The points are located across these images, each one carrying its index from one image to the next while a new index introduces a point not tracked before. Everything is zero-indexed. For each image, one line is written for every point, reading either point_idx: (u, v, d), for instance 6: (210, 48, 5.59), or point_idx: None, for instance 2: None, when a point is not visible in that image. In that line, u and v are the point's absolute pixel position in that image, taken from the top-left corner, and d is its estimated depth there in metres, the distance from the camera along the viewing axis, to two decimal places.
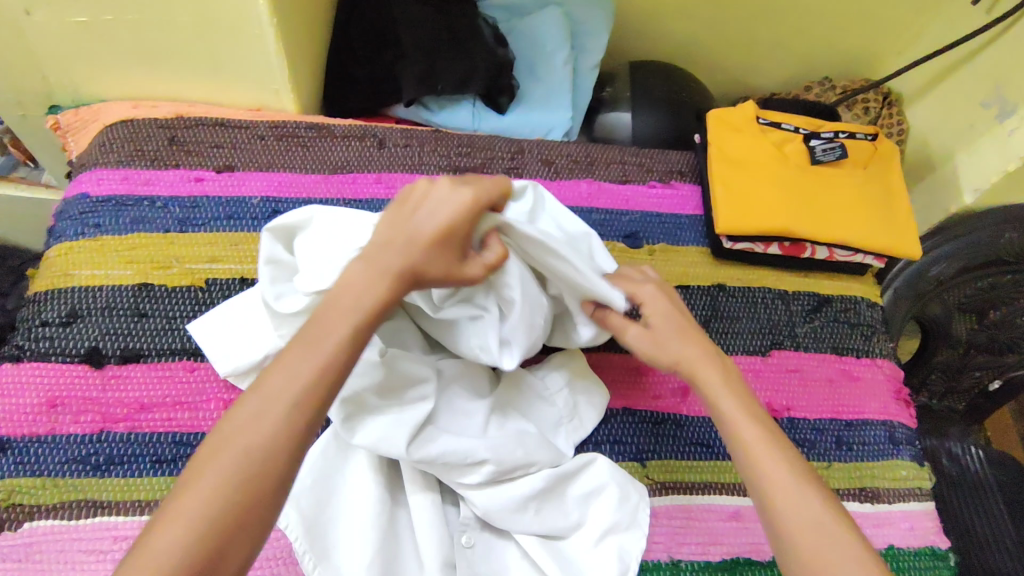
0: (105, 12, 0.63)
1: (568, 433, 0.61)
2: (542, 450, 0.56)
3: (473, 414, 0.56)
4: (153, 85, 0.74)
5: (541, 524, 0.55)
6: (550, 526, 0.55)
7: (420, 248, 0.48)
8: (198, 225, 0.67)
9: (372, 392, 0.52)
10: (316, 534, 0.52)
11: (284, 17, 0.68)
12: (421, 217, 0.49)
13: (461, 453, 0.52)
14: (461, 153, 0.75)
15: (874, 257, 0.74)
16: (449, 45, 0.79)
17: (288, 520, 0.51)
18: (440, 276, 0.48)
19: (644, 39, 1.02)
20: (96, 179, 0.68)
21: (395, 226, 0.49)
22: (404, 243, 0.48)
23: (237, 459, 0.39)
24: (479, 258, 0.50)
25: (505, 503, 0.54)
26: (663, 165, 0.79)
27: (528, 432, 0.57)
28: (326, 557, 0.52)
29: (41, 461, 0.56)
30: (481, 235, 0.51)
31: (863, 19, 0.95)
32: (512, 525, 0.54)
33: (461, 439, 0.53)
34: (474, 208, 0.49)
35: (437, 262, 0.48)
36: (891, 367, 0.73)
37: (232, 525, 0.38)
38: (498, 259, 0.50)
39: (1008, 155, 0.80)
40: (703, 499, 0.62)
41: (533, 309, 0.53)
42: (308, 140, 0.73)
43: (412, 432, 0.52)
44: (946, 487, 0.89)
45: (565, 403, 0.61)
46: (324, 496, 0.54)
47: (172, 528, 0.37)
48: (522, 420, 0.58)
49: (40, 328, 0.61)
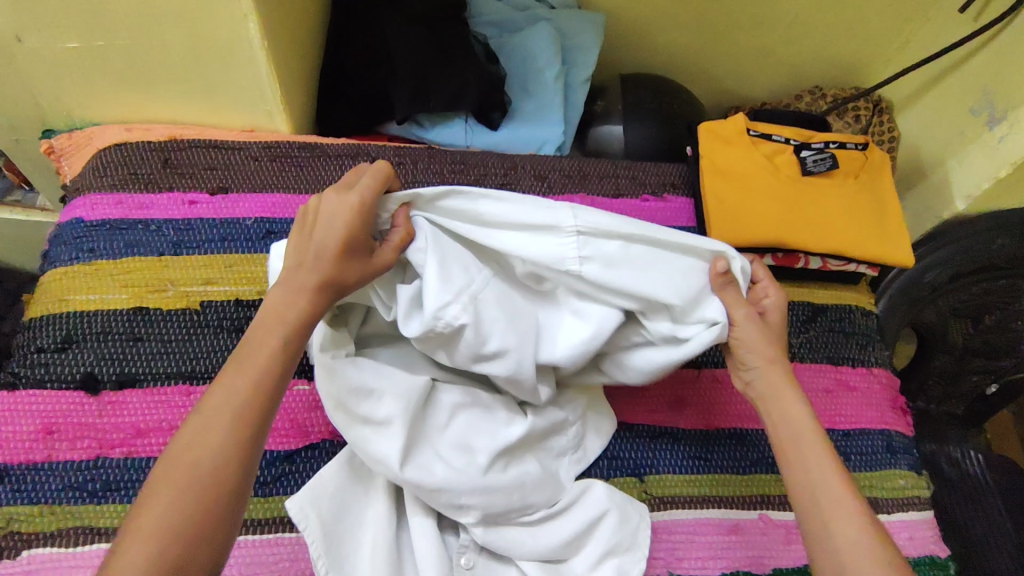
0: (97, 38, 0.64)
1: (571, 463, 0.61)
2: (541, 491, 0.56)
3: (479, 450, 0.55)
4: (146, 107, 0.74)
5: (536, 549, 0.55)
6: (548, 553, 0.56)
7: (330, 256, 0.49)
8: (193, 248, 0.67)
9: (358, 402, 0.51)
10: (333, 540, 0.52)
11: (276, 40, 0.68)
12: (319, 229, 0.50)
13: (446, 494, 0.52)
14: (455, 170, 0.76)
15: (868, 265, 0.75)
16: (440, 62, 0.80)
17: (308, 523, 0.51)
18: (361, 278, 0.50)
19: (635, 51, 1.02)
20: (89, 203, 0.68)
21: (301, 250, 0.50)
22: (315, 259, 0.49)
23: (200, 475, 0.40)
24: (387, 241, 0.51)
25: (498, 539, 0.55)
26: (656, 177, 0.80)
27: (529, 474, 0.56)
28: (339, 566, 0.51)
29: (38, 489, 0.56)
30: (388, 216, 0.53)
31: (851, 28, 0.96)
32: (510, 552, 0.55)
33: (454, 472, 0.53)
34: (364, 209, 0.50)
35: (353, 268, 0.49)
36: (886, 375, 0.74)
37: (191, 541, 0.38)
38: (404, 236, 0.51)
39: (999, 161, 0.81)
40: (702, 513, 0.62)
41: (451, 267, 0.52)
42: (302, 160, 0.73)
43: (404, 451, 0.52)
44: (944, 490, 0.89)
45: (575, 433, 0.61)
46: (342, 505, 0.54)
47: (131, 540, 0.37)
48: (529, 458, 0.57)
49: (35, 354, 0.61)
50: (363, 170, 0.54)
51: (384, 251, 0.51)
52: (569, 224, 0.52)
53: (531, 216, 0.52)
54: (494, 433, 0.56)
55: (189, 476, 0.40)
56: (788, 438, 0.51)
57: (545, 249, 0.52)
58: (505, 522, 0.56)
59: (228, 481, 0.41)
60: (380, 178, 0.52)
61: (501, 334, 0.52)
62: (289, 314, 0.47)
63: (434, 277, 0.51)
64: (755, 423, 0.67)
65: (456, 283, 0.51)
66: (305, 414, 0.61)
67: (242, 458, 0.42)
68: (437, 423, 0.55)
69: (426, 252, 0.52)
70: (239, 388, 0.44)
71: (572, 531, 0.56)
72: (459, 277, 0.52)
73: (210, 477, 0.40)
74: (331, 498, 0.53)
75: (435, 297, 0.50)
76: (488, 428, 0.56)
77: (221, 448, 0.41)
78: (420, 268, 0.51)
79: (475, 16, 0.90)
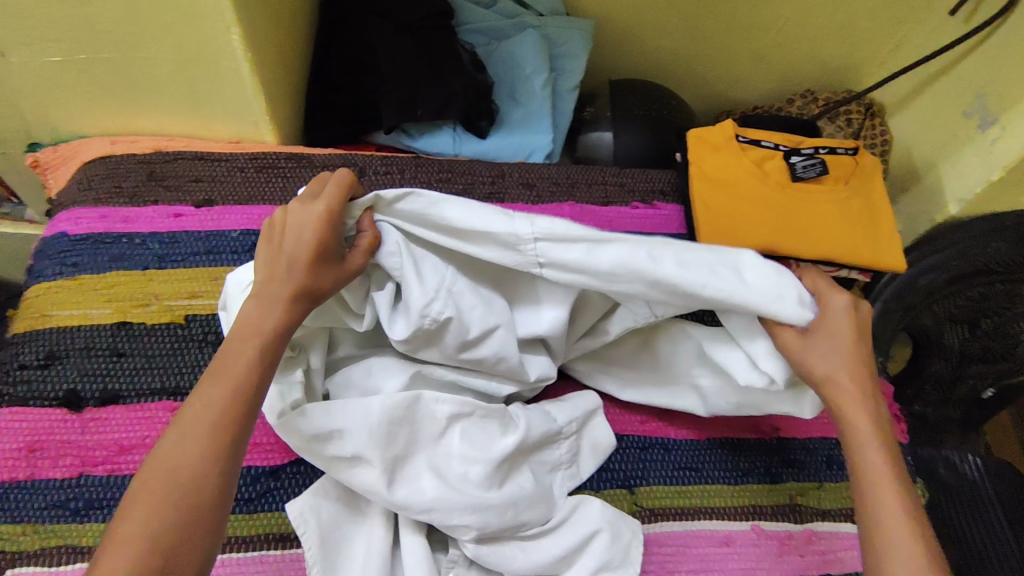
0: (80, 51, 0.63)
1: (563, 479, 0.60)
2: (534, 509, 0.56)
3: (473, 465, 0.54)
4: (132, 119, 0.74)
5: (527, 565, 0.55)
6: (544, 568, 0.55)
7: (301, 264, 0.49)
8: (177, 261, 0.67)
9: (336, 425, 0.52)
10: (327, 547, 0.53)
11: (261, 51, 0.68)
12: (289, 239, 0.50)
13: (437, 517, 0.52)
14: (442, 179, 0.75)
15: (859, 271, 0.74)
16: (427, 71, 0.79)
17: (306, 527, 0.53)
18: (335, 285, 0.51)
19: (626, 56, 1.02)
20: (73, 217, 0.68)
21: (272, 262, 0.50)
22: (288, 269, 0.49)
23: (180, 487, 0.40)
24: (356, 246, 0.52)
25: (494, 557, 0.54)
26: (645, 185, 0.79)
27: (522, 491, 0.55)
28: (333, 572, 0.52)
29: (20, 508, 0.56)
30: (354, 221, 0.53)
31: (841, 32, 0.96)
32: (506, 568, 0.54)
33: (445, 490, 0.52)
34: (331, 216, 0.50)
35: (327, 275, 0.50)
36: (880, 383, 0.73)
37: (169, 557, 0.39)
38: (372, 239, 0.52)
39: (991, 164, 0.80)
40: (693, 525, 0.61)
41: (423, 267, 0.54)
42: (288, 171, 0.73)
43: (390, 474, 0.53)
44: (943, 497, 0.87)
45: (567, 449, 0.60)
46: (341, 513, 0.55)
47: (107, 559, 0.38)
48: (524, 472, 0.57)
49: (18, 371, 0.61)
50: (325, 179, 0.54)
51: (354, 254, 0.51)
52: (526, 233, 0.54)
53: (489, 223, 0.54)
54: (489, 447, 0.55)
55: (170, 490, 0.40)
56: (873, 488, 0.49)
57: (508, 256, 0.55)
58: (500, 540, 0.55)
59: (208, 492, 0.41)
60: (343, 184, 0.53)
61: (478, 321, 0.55)
62: (264, 323, 0.48)
63: (412, 282, 0.53)
64: (746, 432, 0.67)
65: (428, 286, 0.53)
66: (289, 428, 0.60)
67: (221, 468, 0.42)
68: (428, 437, 0.55)
69: (399, 255, 0.52)
70: (216, 401, 0.44)
71: (563, 546, 0.56)
72: (432, 277, 0.54)
73: (190, 489, 0.41)
74: (324, 511, 0.54)
75: (415, 300, 0.52)
76: (482, 441, 0.55)
77: (202, 458, 0.42)
78: (396, 270, 0.52)
79: (462, 24, 0.89)
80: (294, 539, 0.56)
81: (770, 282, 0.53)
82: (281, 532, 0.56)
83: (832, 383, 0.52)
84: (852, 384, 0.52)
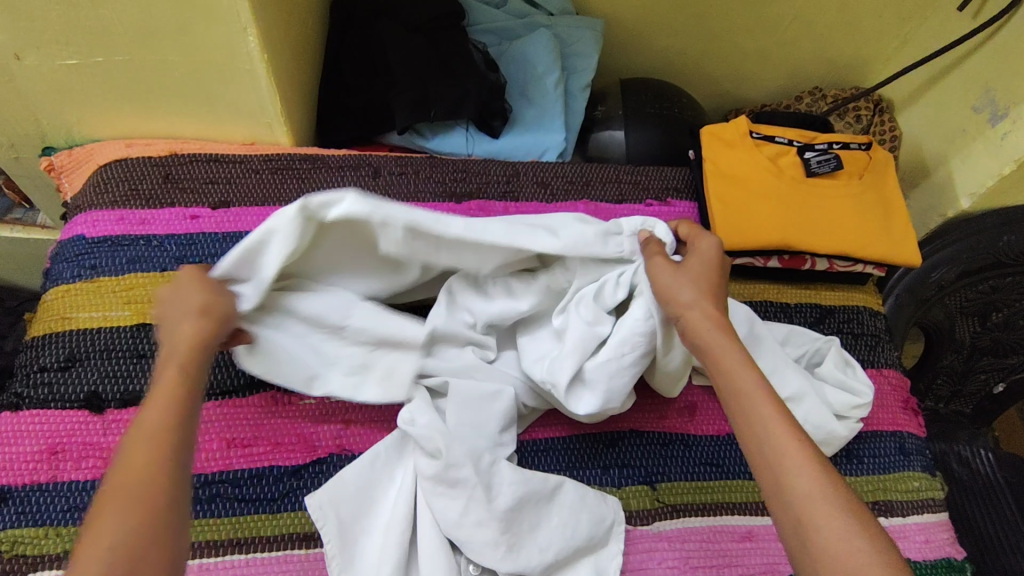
0: (96, 55, 0.63)
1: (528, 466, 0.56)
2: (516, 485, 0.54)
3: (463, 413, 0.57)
4: (148, 122, 0.74)
5: (519, 556, 0.53)
6: (523, 563, 0.53)
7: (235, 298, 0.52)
8: (196, 263, 0.67)
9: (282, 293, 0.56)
10: (346, 538, 0.54)
11: (276, 53, 0.68)
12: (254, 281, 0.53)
13: (446, 459, 0.54)
14: (457, 178, 0.75)
15: (874, 265, 0.74)
16: (440, 73, 0.80)
17: (326, 521, 0.54)
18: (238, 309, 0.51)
19: (634, 55, 1.03)
20: (90, 220, 0.68)
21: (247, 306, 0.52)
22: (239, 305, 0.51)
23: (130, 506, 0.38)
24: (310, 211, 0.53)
25: (467, 536, 0.53)
26: (658, 182, 0.80)
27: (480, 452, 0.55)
28: (350, 563, 0.53)
29: (42, 510, 0.55)
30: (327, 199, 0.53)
31: (849, 29, 0.96)
32: (480, 555, 0.53)
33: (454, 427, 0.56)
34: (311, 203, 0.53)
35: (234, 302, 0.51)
36: (897, 376, 0.73)
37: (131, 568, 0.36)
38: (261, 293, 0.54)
39: (1002, 158, 0.80)
40: (715, 521, 0.62)
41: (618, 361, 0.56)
42: (304, 172, 0.73)
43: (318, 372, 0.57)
44: (958, 491, 0.87)
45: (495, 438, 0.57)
46: (361, 506, 0.55)
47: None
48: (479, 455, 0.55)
49: (38, 373, 0.60)
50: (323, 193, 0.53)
51: (653, 257, 0.56)
52: None
53: (628, 323, 0.57)
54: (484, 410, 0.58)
55: (129, 504, 0.38)
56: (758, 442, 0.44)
57: None
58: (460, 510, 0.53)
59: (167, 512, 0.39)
60: (708, 246, 0.56)
61: (616, 382, 0.56)
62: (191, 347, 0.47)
63: (632, 319, 0.57)
64: None
65: (609, 374, 0.56)
66: (312, 428, 0.60)
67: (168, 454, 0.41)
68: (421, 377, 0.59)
69: (621, 345, 0.56)
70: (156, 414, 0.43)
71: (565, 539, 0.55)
72: (625, 372, 0.57)
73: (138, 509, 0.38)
74: (344, 504, 0.55)
75: (609, 385, 0.56)
76: (481, 408, 0.58)
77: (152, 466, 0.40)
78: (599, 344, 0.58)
79: (473, 24, 0.90)
80: (316, 538, 0.55)
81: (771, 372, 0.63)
82: (305, 532, 0.56)
83: (688, 310, 0.51)
84: (701, 300, 0.51)
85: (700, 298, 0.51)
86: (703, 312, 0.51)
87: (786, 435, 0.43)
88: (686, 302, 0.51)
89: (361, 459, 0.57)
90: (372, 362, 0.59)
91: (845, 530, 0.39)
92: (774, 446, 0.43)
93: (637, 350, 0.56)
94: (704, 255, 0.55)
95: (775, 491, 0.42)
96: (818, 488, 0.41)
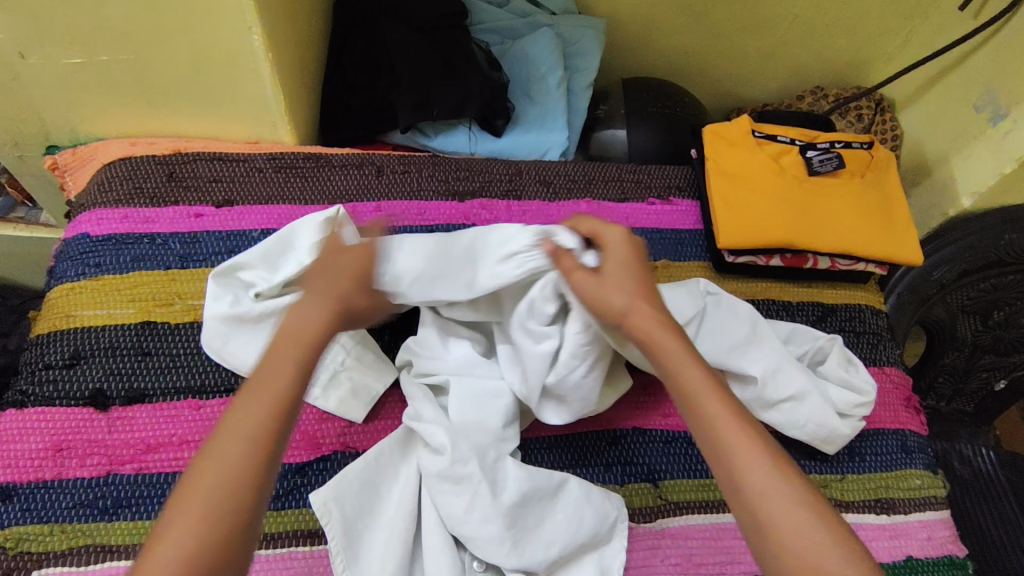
0: (101, 53, 0.64)
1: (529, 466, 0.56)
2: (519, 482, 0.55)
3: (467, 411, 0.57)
4: (152, 121, 0.74)
5: (524, 553, 0.53)
6: (528, 559, 0.53)
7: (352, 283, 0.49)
8: (200, 261, 0.67)
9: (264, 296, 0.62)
10: (351, 536, 0.54)
11: (280, 52, 0.68)
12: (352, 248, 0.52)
13: (451, 455, 0.54)
14: (459, 177, 0.76)
15: (876, 264, 0.75)
16: (443, 72, 0.80)
17: (330, 518, 0.53)
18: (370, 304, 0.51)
19: (636, 54, 1.03)
20: (95, 218, 0.68)
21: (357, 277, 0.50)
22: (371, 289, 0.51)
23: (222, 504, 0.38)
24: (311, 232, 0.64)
25: (472, 531, 0.53)
26: (661, 181, 0.80)
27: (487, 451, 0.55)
28: (355, 561, 0.53)
29: (47, 507, 0.55)
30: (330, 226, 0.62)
31: (851, 29, 0.96)
32: (483, 551, 0.53)
33: (456, 423, 0.56)
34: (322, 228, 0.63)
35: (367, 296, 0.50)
36: (899, 374, 0.73)
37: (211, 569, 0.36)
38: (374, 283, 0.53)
39: (1003, 156, 0.80)
40: (717, 518, 0.62)
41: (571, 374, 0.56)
42: (307, 171, 0.73)
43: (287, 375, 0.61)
44: (960, 489, 0.88)
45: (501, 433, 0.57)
46: (365, 502, 0.55)
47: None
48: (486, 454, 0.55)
49: (42, 371, 0.60)
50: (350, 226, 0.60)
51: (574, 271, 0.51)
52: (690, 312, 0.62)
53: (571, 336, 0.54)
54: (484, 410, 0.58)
55: (212, 496, 0.38)
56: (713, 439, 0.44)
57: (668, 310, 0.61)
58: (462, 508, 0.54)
59: (247, 512, 0.38)
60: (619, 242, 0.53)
61: (579, 393, 0.57)
62: (307, 336, 0.45)
63: (573, 331, 0.54)
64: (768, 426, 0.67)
65: (570, 388, 0.57)
66: (316, 425, 0.60)
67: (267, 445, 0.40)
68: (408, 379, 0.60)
69: (571, 360, 0.55)
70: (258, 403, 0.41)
71: (570, 536, 0.55)
72: (584, 382, 0.56)
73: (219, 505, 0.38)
74: (349, 501, 0.54)
75: (575, 396, 0.57)
76: (481, 403, 0.58)
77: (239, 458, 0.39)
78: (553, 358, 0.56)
79: (476, 24, 0.90)
80: (320, 535, 0.56)
81: (773, 368, 0.62)
82: (310, 529, 0.56)
83: (633, 312, 0.49)
84: (637, 303, 0.49)
85: (635, 299, 0.49)
86: (644, 315, 0.48)
87: (738, 433, 0.43)
88: (624, 308, 0.49)
89: (364, 456, 0.57)
90: (337, 381, 0.61)
91: (802, 528, 0.39)
92: (730, 445, 0.43)
93: (587, 359, 0.55)
94: (623, 259, 0.52)
95: (731, 489, 0.42)
96: (775, 486, 0.41)
